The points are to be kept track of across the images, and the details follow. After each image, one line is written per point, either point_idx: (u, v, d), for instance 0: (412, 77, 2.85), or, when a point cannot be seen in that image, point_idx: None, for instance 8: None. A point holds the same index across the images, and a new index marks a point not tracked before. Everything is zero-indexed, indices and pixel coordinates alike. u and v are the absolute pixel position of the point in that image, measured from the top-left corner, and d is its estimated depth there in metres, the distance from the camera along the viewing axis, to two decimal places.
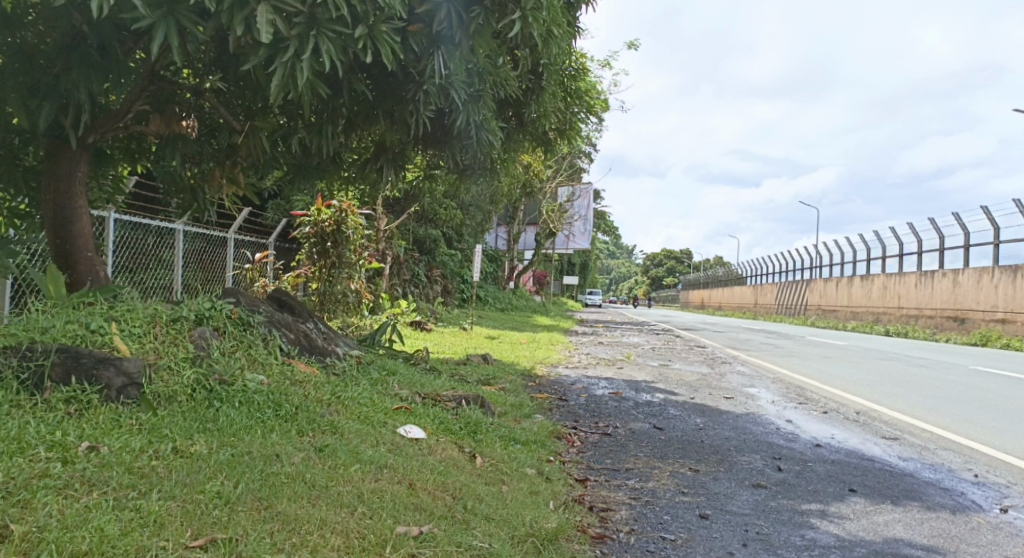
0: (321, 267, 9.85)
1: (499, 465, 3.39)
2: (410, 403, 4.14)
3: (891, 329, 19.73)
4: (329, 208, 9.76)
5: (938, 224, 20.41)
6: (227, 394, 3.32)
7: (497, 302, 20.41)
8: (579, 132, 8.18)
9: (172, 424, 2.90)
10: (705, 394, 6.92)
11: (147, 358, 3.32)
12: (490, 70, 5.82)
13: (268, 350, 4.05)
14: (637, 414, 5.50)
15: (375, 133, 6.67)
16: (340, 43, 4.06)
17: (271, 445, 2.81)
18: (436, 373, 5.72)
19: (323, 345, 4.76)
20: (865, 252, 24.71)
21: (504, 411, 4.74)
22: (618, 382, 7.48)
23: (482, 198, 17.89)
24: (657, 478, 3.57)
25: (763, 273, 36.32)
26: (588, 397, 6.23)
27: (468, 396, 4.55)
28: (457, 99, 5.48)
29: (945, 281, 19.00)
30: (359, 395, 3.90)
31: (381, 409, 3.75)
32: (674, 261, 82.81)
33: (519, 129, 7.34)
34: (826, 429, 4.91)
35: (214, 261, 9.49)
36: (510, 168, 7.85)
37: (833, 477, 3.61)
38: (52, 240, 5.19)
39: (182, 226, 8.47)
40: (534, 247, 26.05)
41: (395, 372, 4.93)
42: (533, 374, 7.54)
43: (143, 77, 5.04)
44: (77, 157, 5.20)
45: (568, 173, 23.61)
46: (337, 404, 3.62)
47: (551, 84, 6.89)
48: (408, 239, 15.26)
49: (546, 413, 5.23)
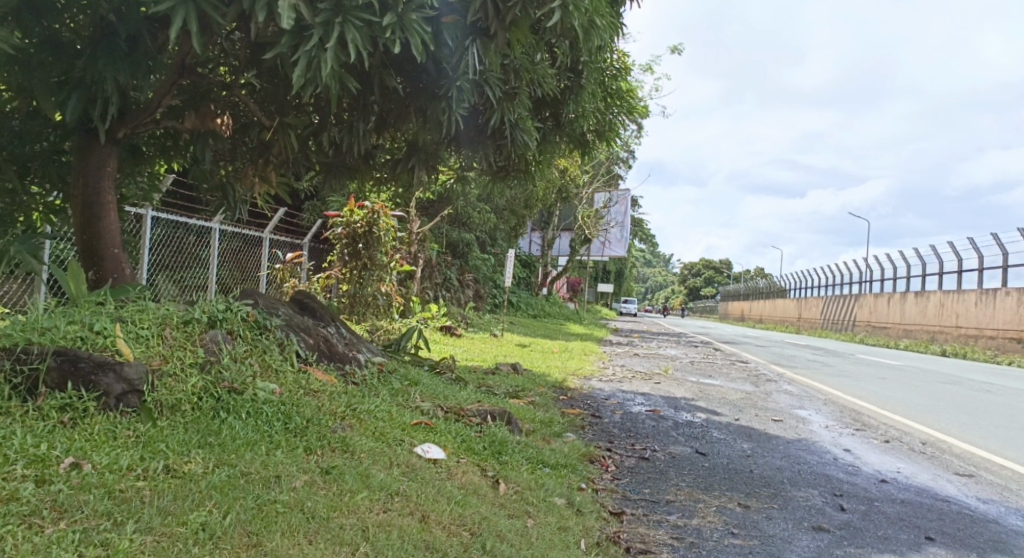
0: (352, 269, 9.67)
1: (525, 493, 3.12)
2: (430, 418, 3.87)
3: (948, 349, 18.97)
4: (362, 209, 9.58)
5: (1001, 240, 19.59)
6: (235, 402, 3.05)
7: (530, 309, 20.11)
8: (619, 134, 7.88)
9: (170, 436, 2.63)
10: (750, 414, 6.54)
11: (150, 363, 3.05)
12: (527, 66, 5.58)
13: (284, 357, 3.79)
14: (676, 436, 5.18)
15: (407, 132, 6.45)
16: (367, 32, 3.83)
17: (276, 463, 2.57)
18: (463, 384, 5.45)
19: (344, 351, 4.49)
20: (920, 268, 23.87)
21: (534, 429, 4.45)
22: (655, 398, 7.14)
23: (517, 203, 17.62)
24: (702, 514, 3.41)
25: (808, 286, 35.42)
26: (623, 414, 5.90)
27: (494, 412, 4.26)
28: (491, 97, 5.31)
29: (1009, 300, 18.20)
30: (378, 408, 3.64)
31: (399, 424, 3.48)
32: (712, 271, 81.60)
33: (556, 131, 7.07)
34: (890, 462, 4.84)
35: (247, 261, 9.34)
36: (547, 171, 7.57)
37: (903, 522, 3.55)
38: (79, 235, 4.89)
39: (216, 225, 8.33)
40: (569, 253, 25.69)
41: (419, 381, 4.67)
42: (565, 386, 7.23)
43: (171, 70, 4.86)
44: (106, 152, 4.89)
45: (605, 179, 23.22)
46: (352, 418, 3.36)
47: (591, 83, 6.61)
48: (442, 243, 15.04)
49: (579, 431, 4.94)
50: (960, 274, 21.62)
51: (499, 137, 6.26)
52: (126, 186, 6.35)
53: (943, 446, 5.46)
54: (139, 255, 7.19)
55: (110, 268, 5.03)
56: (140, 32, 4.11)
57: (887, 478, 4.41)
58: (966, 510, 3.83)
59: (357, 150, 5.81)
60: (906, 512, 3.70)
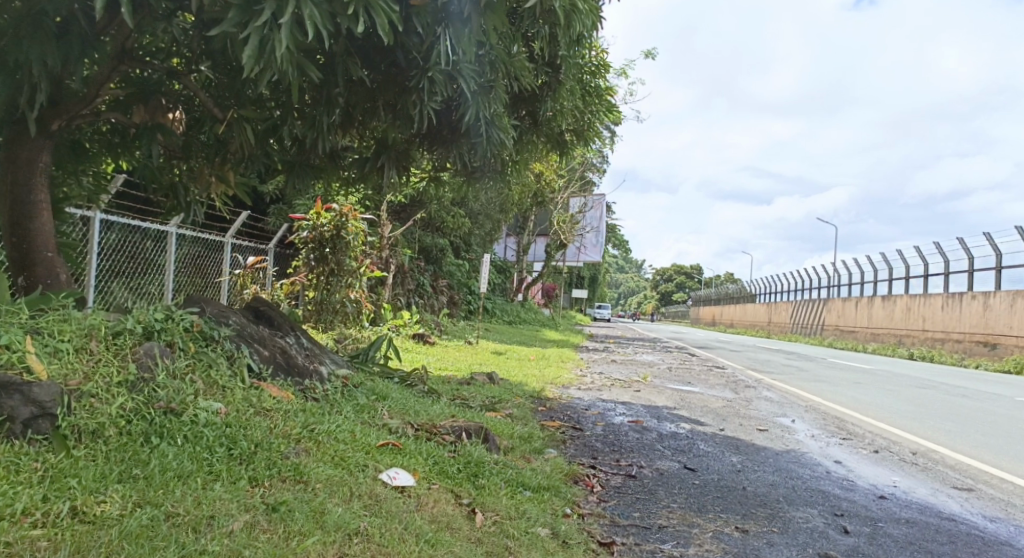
0: (319, 275, 9.26)
1: (504, 524, 2.75)
2: (399, 437, 3.49)
3: (916, 352, 18.98)
4: (329, 212, 9.16)
5: (966, 245, 19.65)
6: (169, 425, 2.68)
7: (504, 315, 19.76)
8: (598, 134, 7.57)
9: (83, 469, 2.26)
10: (736, 424, 6.24)
11: (67, 382, 2.65)
12: (503, 58, 5.24)
13: (233, 372, 3.40)
14: (663, 449, 4.85)
15: (375, 127, 6.07)
16: (326, 8, 3.47)
17: (213, 500, 2.20)
18: (434, 397, 5.07)
19: (303, 364, 4.10)
20: (887, 272, 23.96)
21: (513, 446, 4.09)
22: (637, 407, 6.83)
23: (491, 208, 17.29)
24: (698, 541, 3.07)
25: (777, 291, 35.57)
26: (606, 426, 5.57)
27: (469, 428, 3.90)
28: (464, 89, 4.96)
29: (975, 304, 18.23)
30: (340, 427, 3.24)
31: (361, 446, 3.09)
32: (683, 277, 82.00)
33: (533, 130, 6.74)
34: (887, 475, 4.55)
35: (209, 267, 8.86)
36: (523, 173, 7.24)
37: (913, 546, 3.25)
38: (8, 236, 4.45)
39: (173, 228, 7.85)
40: (544, 258, 25.39)
41: (387, 396, 4.29)
42: (542, 397, 6.88)
43: (113, 56, 4.44)
44: (37, 146, 4.45)
45: (579, 184, 23.01)
46: (309, 441, 2.97)
47: (569, 79, 6.29)
48: (414, 248, 14.63)
49: (559, 446, 4.59)
50: (927, 278, 21.69)
51: (471, 134, 5.91)
52: (69, 186, 5.87)
53: (936, 457, 5.19)
54: (87, 260, 6.70)
55: (44, 273, 4.56)
56: (74, 8, 3.69)
57: (886, 493, 4.09)
58: (977, 531, 3.53)
59: (321, 147, 5.40)
60: (914, 534, 3.40)
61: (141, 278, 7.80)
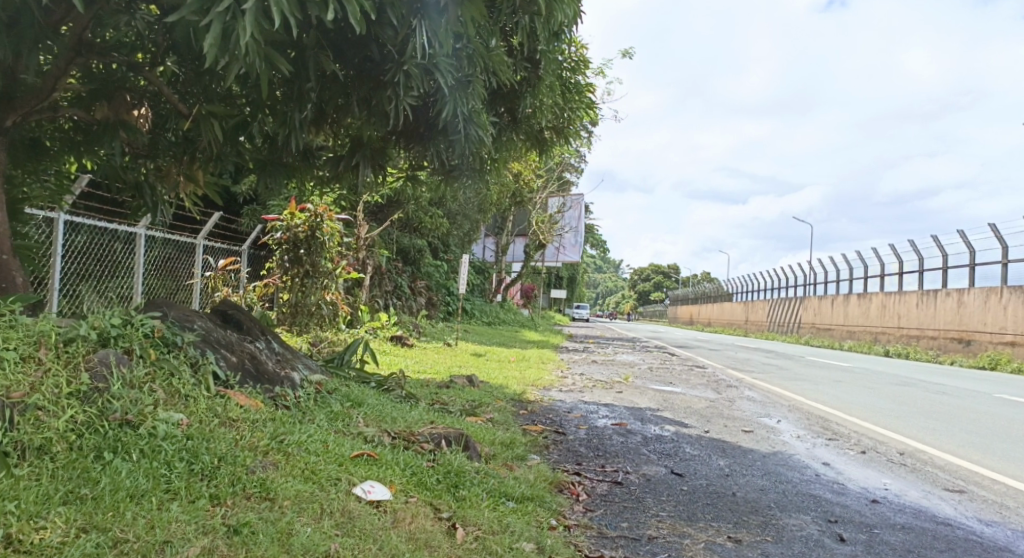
0: (294, 277, 9.03)
1: (486, 540, 2.59)
2: (375, 447, 3.31)
3: (891, 349, 19.10)
4: (303, 212, 8.93)
5: (939, 242, 19.82)
6: (124, 439, 2.50)
7: (483, 316, 19.59)
8: (578, 131, 7.42)
9: (23, 489, 2.08)
10: (721, 425, 6.13)
11: (10, 395, 2.45)
12: (482, 52, 5.07)
13: (197, 380, 3.20)
14: (648, 453, 4.72)
15: (349, 124, 5.87)
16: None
17: (168, 522, 2.08)
18: (413, 402, 4.89)
19: (274, 370, 3.91)
20: (862, 270, 24.13)
21: (495, 453, 3.93)
22: (620, 409, 6.70)
23: (470, 208, 17.11)
24: (690, 553, 2.94)
25: (754, 290, 35.76)
26: (589, 430, 5.43)
27: (449, 435, 3.73)
28: (441, 83, 4.80)
29: (949, 301, 18.37)
30: (312, 438, 3.05)
31: (334, 457, 2.90)
32: (661, 276, 82.31)
33: (512, 127, 6.58)
34: (876, 477, 4.45)
35: (179, 269, 8.59)
36: (501, 171, 7.08)
37: (909, 554, 3.14)
38: None
39: (142, 229, 7.58)
40: (522, 259, 25.28)
41: (362, 402, 4.10)
42: (524, 400, 6.72)
43: (69, 47, 4.23)
44: None
45: (557, 184, 22.91)
46: (278, 453, 2.78)
47: (549, 75, 6.15)
48: (391, 249, 14.41)
49: (542, 452, 4.44)
50: (901, 275, 21.86)
51: (449, 131, 5.74)
52: (29, 186, 5.62)
53: (925, 457, 5.10)
54: (51, 263, 6.44)
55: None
56: None
57: (878, 497, 3.98)
58: (973, 535, 3.43)
59: (293, 144, 5.19)
60: (911, 541, 3.28)
61: (108, 281, 7.50)
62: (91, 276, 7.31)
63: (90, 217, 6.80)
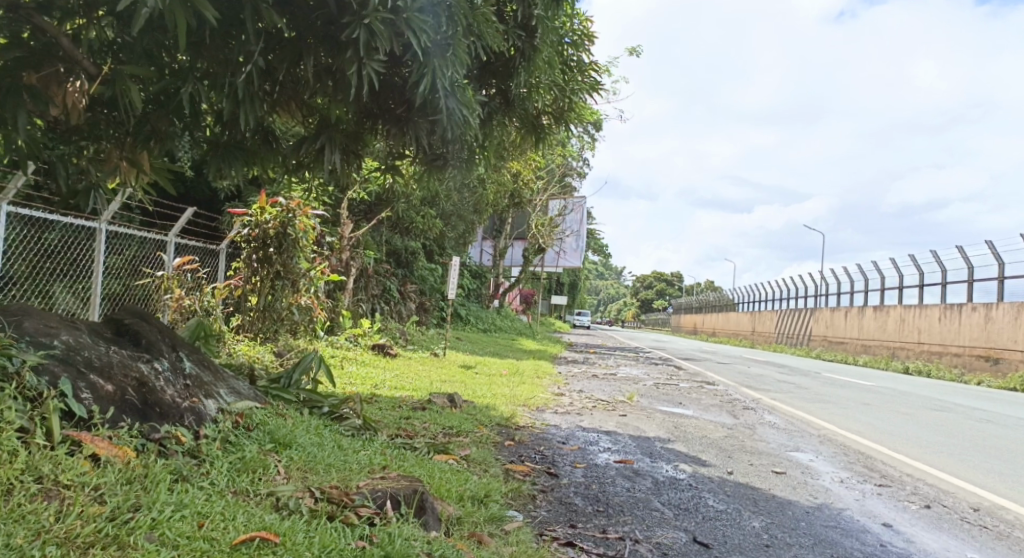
0: (263, 278, 8.06)
1: None
2: (289, 519, 2.36)
3: (911, 366, 18.11)
4: (273, 206, 8.01)
5: (964, 255, 18.83)
6: None
7: (480, 322, 18.62)
8: (583, 119, 6.49)
9: None
10: (746, 464, 5.17)
11: None
12: (467, 8, 4.16)
13: (26, 422, 2.24)
14: (664, 509, 3.75)
15: (309, 100, 4.94)
16: None
17: None
18: (369, 436, 3.97)
19: (175, 400, 2.91)
20: (878, 281, 23.17)
21: (460, 518, 2.98)
22: (625, 439, 5.76)
23: (467, 209, 16.17)
24: None
25: (760, 300, 34.81)
26: (588, 470, 4.46)
27: (399, 494, 2.74)
28: (415, 45, 3.90)
29: (975, 316, 17.40)
30: (180, 510, 2.12)
31: (199, 552, 1.95)
32: (665, 283, 81.25)
33: (505, 110, 5.61)
34: (955, 550, 3.51)
35: (137, 269, 7.63)
36: (492, 162, 6.13)
37: None
38: None
39: (105, 225, 6.16)
40: (522, 263, 24.38)
41: (293, 443, 3.15)
42: (512, 425, 5.79)
43: None
44: None
45: (559, 187, 21.98)
46: (109, 548, 1.86)
47: (548, 47, 5.21)
48: (381, 251, 13.50)
49: (527, 509, 3.49)
50: (921, 288, 20.87)
51: (429, 109, 4.79)
52: None
53: (1006, 517, 4.16)
54: None
55: None
56: None
57: None
58: None
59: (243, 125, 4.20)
60: None
61: (64, 284, 6.33)
62: (39, 277, 6.28)
63: (47, 207, 5.59)
